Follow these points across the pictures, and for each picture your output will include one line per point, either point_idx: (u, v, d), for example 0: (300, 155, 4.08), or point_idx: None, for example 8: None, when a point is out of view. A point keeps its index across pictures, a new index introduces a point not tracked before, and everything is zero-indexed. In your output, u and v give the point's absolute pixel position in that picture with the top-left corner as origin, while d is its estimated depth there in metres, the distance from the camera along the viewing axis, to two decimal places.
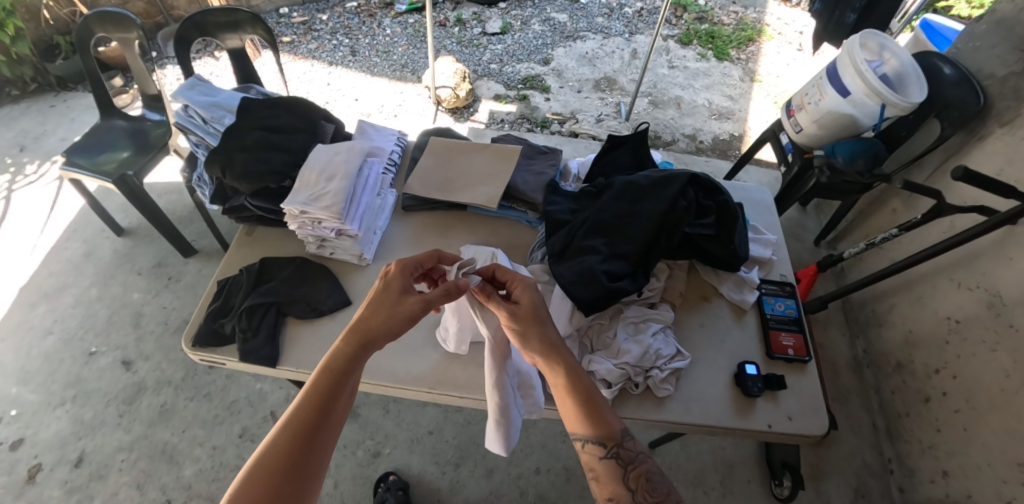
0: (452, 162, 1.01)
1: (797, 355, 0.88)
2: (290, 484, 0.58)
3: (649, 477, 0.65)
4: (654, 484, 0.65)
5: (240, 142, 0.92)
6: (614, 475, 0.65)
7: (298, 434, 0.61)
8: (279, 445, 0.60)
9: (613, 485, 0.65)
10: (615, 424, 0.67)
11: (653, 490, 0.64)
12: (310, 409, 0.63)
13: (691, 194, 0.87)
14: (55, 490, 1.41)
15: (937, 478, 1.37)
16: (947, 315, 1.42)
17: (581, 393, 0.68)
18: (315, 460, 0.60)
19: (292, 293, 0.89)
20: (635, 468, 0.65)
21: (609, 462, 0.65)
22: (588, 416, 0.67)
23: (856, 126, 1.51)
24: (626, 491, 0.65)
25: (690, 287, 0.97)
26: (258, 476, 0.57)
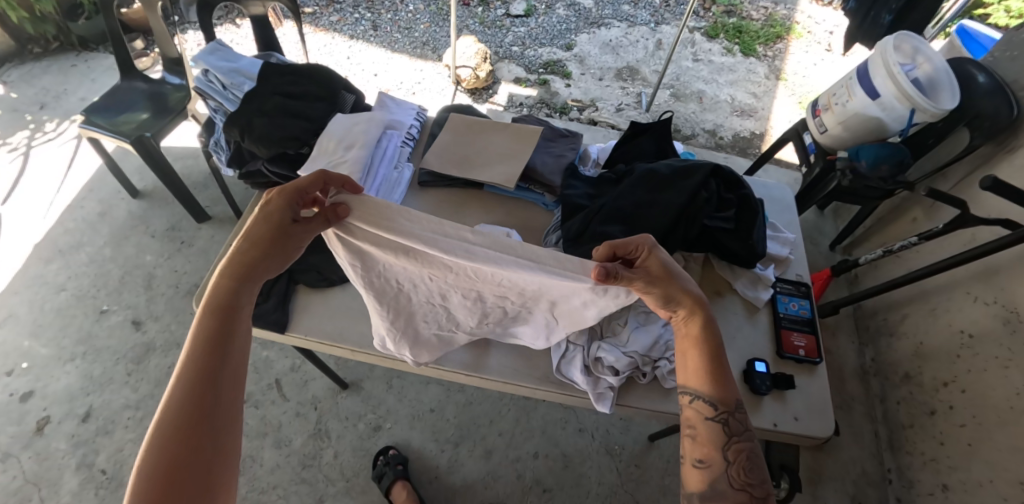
0: (471, 140, 1.00)
1: (808, 356, 0.87)
2: (201, 437, 0.57)
3: (750, 455, 0.62)
4: (753, 465, 0.62)
5: (261, 107, 0.91)
6: (715, 438, 0.64)
7: (195, 386, 0.59)
8: (176, 412, 0.57)
9: (710, 448, 0.63)
10: (732, 393, 0.65)
11: (750, 469, 0.62)
12: (202, 359, 0.61)
13: (712, 186, 0.87)
14: (62, 443, 1.44)
15: (935, 490, 1.35)
16: (961, 328, 1.40)
17: (710, 353, 0.67)
18: (220, 415, 0.59)
19: (303, 260, 0.88)
20: (738, 441, 0.63)
21: (715, 425, 0.64)
22: (709, 376, 0.66)
23: (883, 130, 1.48)
24: (721, 461, 0.63)
25: (705, 281, 0.95)
26: (161, 441, 0.55)
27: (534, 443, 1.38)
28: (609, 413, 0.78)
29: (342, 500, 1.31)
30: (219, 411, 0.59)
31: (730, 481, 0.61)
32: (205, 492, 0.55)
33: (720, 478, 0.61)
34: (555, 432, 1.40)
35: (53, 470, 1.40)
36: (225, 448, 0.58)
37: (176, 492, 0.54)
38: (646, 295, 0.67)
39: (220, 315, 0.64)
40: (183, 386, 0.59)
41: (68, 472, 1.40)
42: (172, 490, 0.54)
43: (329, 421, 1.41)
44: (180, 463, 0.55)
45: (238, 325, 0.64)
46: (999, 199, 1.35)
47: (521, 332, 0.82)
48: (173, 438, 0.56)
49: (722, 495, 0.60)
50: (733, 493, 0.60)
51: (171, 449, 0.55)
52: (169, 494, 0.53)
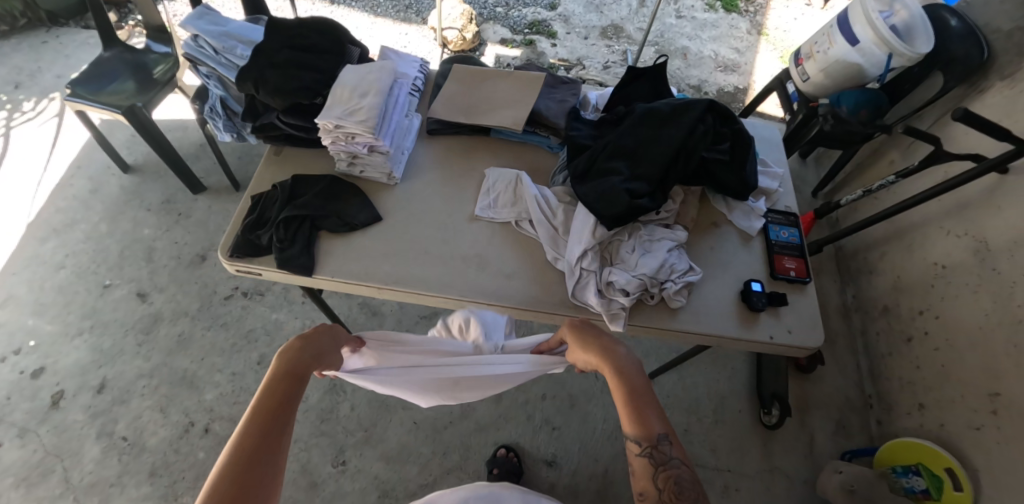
0: (475, 87, 1.04)
1: (798, 276, 0.96)
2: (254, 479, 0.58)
3: (677, 480, 0.64)
4: (682, 490, 0.63)
5: (273, 58, 0.92)
6: (645, 471, 0.65)
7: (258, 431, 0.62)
8: (244, 446, 0.60)
9: (643, 481, 0.65)
10: (655, 425, 0.67)
11: (680, 494, 0.63)
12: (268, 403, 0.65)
13: (709, 121, 0.93)
14: (79, 414, 1.47)
15: (913, 410, 1.47)
16: (935, 261, 1.49)
17: (630, 392, 0.70)
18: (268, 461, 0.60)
19: (324, 208, 0.90)
20: (665, 469, 0.64)
21: (642, 459, 0.65)
22: (630, 414, 0.68)
23: (862, 76, 1.54)
24: (654, 490, 0.64)
25: (702, 215, 1.03)
26: (230, 471, 0.58)
27: (542, 387, 1.48)
28: (622, 330, 0.85)
29: (362, 448, 1.41)
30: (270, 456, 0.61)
31: None
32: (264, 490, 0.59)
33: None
34: (561, 375, 1.50)
35: (74, 440, 1.44)
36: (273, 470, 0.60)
37: None
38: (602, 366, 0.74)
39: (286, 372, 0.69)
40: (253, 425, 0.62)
41: (89, 441, 1.44)
42: (241, 486, 0.57)
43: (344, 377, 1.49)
44: (244, 471, 0.58)
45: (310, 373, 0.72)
46: (969, 133, 1.44)
47: (498, 199, 0.95)
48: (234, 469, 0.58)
49: None
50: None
51: (234, 460, 0.59)
52: None
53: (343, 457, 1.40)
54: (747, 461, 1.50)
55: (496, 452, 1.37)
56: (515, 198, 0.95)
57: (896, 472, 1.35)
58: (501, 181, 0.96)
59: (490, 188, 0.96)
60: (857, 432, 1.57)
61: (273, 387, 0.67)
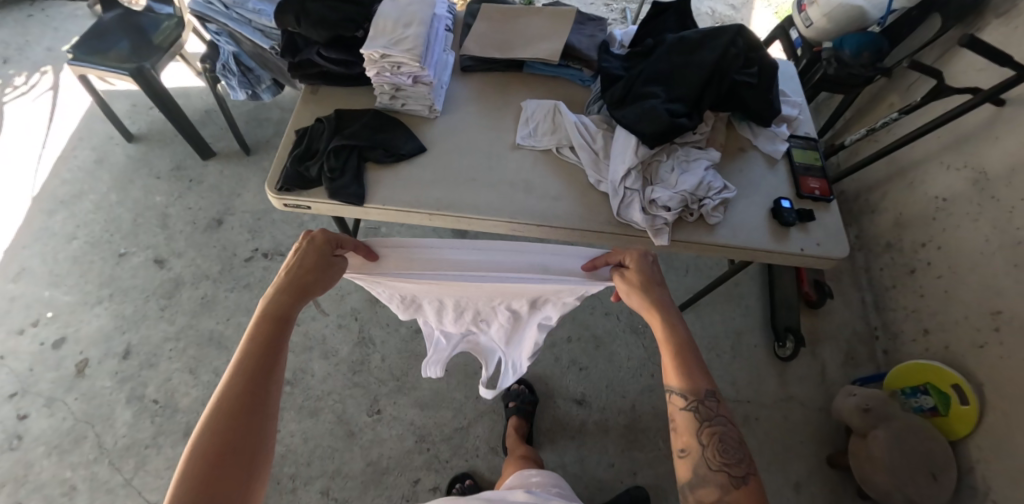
0: (507, 25, 1.10)
1: (822, 196, 1.02)
2: (227, 463, 0.57)
3: (722, 437, 0.65)
4: (727, 447, 0.65)
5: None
6: (690, 426, 0.67)
7: (229, 416, 0.59)
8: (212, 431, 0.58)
9: (687, 437, 0.66)
10: (702, 381, 0.68)
11: (726, 451, 0.64)
12: (244, 377, 0.62)
13: (740, 44, 0.97)
14: (107, 380, 1.46)
15: (918, 336, 1.56)
16: (936, 195, 1.56)
17: (676, 349, 0.71)
18: (249, 442, 0.59)
19: (370, 139, 0.93)
20: (710, 425, 0.66)
21: (688, 413, 0.67)
22: (679, 370, 0.69)
23: (864, 19, 1.59)
24: (697, 446, 0.66)
25: (729, 141, 1.08)
26: (202, 451, 0.56)
27: (566, 329, 1.56)
28: (667, 245, 0.91)
29: (395, 396, 1.45)
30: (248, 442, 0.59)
31: (708, 463, 0.64)
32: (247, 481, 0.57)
33: (699, 463, 0.64)
34: (584, 317, 1.58)
35: (104, 406, 1.43)
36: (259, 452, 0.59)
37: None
38: (634, 298, 0.75)
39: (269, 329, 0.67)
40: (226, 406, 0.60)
41: (119, 406, 1.43)
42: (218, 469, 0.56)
43: (372, 329, 1.52)
44: (222, 454, 0.57)
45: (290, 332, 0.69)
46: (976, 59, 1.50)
47: (536, 128, 1.00)
48: (212, 457, 0.56)
49: (703, 479, 0.63)
50: (713, 476, 0.63)
51: (210, 444, 0.57)
52: None
53: (377, 407, 1.43)
54: (764, 391, 1.58)
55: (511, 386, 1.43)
56: (558, 125, 1.00)
57: (906, 393, 1.46)
58: (540, 110, 1.01)
59: (530, 120, 1.01)
60: (865, 361, 1.66)
61: (250, 354, 0.64)
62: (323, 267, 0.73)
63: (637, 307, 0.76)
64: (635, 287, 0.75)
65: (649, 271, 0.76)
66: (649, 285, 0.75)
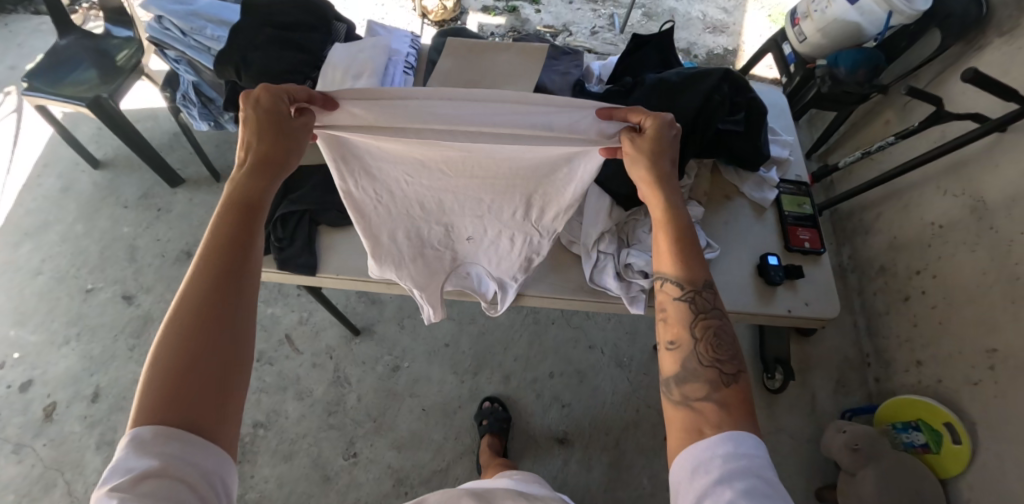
0: (474, 62, 1.02)
1: (813, 248, 0.96)
2: (212, 342, 0.52)
3: (718, 332, 0.62)
4: (721, 340, 0.62)
5: (253, 36, 0.89)
6: (683, 319, 0.63)
7: (209, 289, 0.54)
8: (189, 311, 0.53)
9: (679, 328, 0.63)
10: (699, 271, 0.65)
11: (719, 346, 0.61)
12: (220, 248, 0.57)
13: (725, 89, 0.89)
14: (75, 425, 1.41)
15: (910, 367, 1.51)
16: (931, 220, 1.50)
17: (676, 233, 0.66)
18: (231, 324, 0.54)
19: (322, 199, 0.86)
20: (705, 318, 0.63)
21: (681, 304, 0.64)
22: (677, 257, 0.65)
23: (860, 35, 1.51)
24: (689, 341, 0.62)
25: (714, 188, 1.01)
26: (181, 332, 0.52)
27: (549, 364, 1.52)
28: (643, 312, 0.87)
29: (372, 438, 1.41)
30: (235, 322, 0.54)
31: (699, 359, 0.61)
32: (226, 386, 0.52)
33: (690, 357, 0.61)
34: (567, 351, 1.54)
35: (73, 452, 1.39)
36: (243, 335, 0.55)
37: (192, 393, 0.50)
38: (639, 165, 0.67)
39: (244, 205, 0.61)
40: (205, 283, 0.54)
41: (89, 452, 1.39)
42: (198, 350, 0.51)
43: (348, 367, 1.48)
44: (203, 332, 0.52)
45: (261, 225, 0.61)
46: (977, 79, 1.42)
47: None
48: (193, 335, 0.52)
49: (692, 374, 0.60)
50: (704, 371, 0.60)
51: (191, 319, 0.52)
52: (182, 396, 0.49)
53: (353, 450, 1.39)
54: None
55: (481, 405, 1.43)
56: None
57: (896, 427, 1.42)
58: None
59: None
60: (856, 389, 1.62)
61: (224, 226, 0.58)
62: (286, 123, 0.63)
63: (635, 178, 0.69)
64: (645, 151, 0.66)
65: (664, 133, 0.66)
66: (655, 153, 0.67)
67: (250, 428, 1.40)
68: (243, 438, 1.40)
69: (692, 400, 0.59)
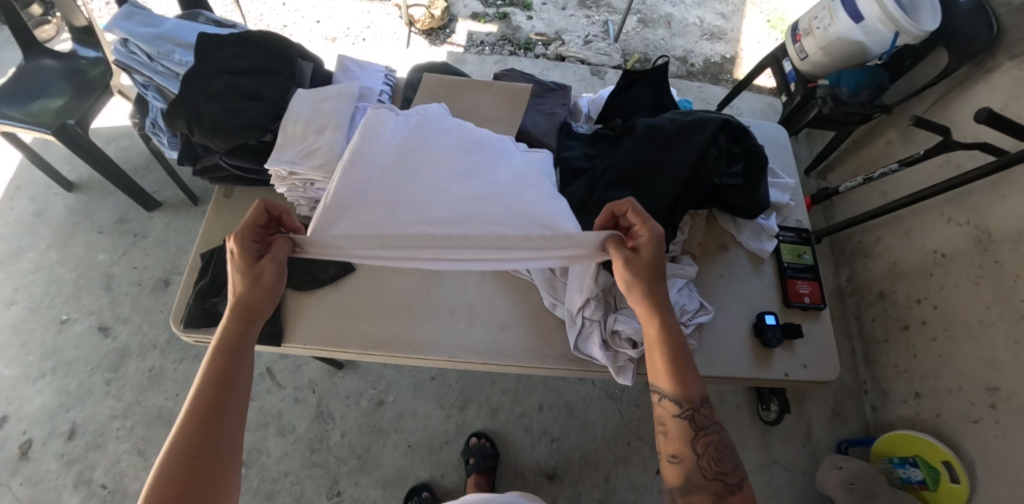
0: (451, 103, 0.95)
1: (813, 303, 0.91)
2: (202, 478, 0.58)
3: (717, 446, 0.65)
4: (721, 455, 0.65)
5: (207, 88, 0.81)
6: (684, 434, 0.66)
7: (197, 425, 0.60)
8: (180, 449, 0.59)
9: (680, 444, 0.66)
10: (698, 388, 0.67)
11: (721, 460, 0.65)
12: (211, 383, 0.63)
13: (722, 142, 0.83)
14: (52, 464, 1.37)
15: (908, 399, 1.47)
16: (934, 248, 1.45)
17: (672, 352, 0.68)
18: (219, 457, 0.60)
19: (287, 262, 0.82)
20: (704, 433, 0.66)
21: (682, 421, 0.66)
22: (673, 374, 0.67)
23: (864, 54, 1.44)
24: (691, 454, 0.65)
25: (709, 236, 0.95)
26: (169, 469, 0.57)
27: (538, 397, 1.48)
28: (631, 384, 0.81)
29: (356, 476, 1.37)
30: (220, 453, 0.60)
31: (702, 473, 0.64)
32: None
33: (693, 471, 0.64)
34: (556, 383, 1.50)
35: (49, 492, 1.34)
36: (229, 468, 0.60)
37: None
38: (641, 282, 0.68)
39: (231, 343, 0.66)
40: (195, 419, 0.60)
41: (66, 492, 1.34)
42: (184, 487, 0.57)
43: (331, 402, 1.44)
44: (192, 468, 0.58)
45: (248, 364, 0.66)
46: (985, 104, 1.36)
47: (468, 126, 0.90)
48: (183, 472, 0.58)
49: (698, 488, 0.63)
50: (708, 484, 0.63)
51: (181, 456, 0.58)
52: None
53: (337, 488, 1.36)
54: (746, 456, 1.51)
55: (467, 441, 1.39)
56: None
57: (893, 462, 1.39)
58: None
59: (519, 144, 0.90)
60: (852, 418, 1.59)
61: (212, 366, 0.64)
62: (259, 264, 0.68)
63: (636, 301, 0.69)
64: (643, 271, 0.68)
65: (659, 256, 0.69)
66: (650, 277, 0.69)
67: None
68: None
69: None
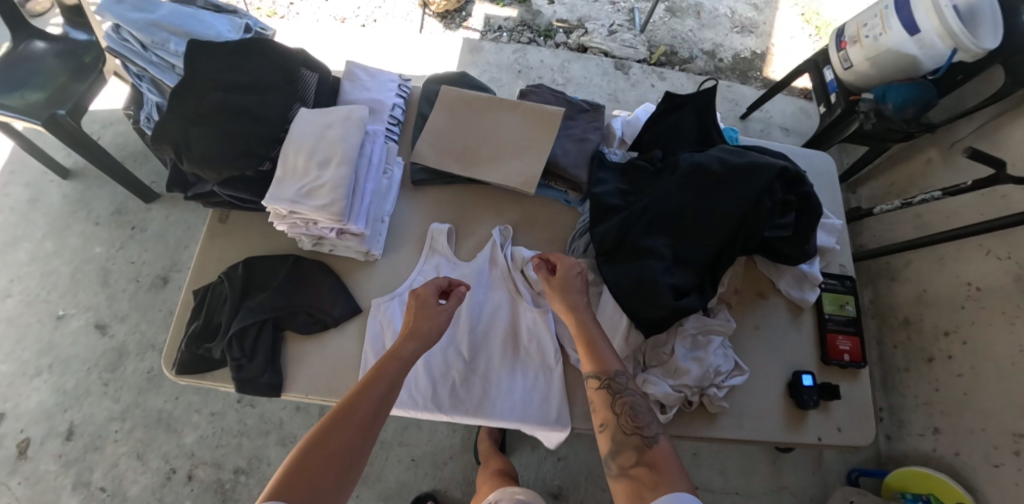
0: (470, 124, 0.86)
1: (853, 361, 0.84)
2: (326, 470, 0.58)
3: (634, 407, 0.66)
4: (639, 413, 0.65)
5: (196, 107, 0.71)
6: (605, 403, 0.67)
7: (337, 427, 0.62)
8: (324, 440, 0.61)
9: (603, 412, 0.66)
10: (611, 362, 0.69)
11: (637, 418, 0.65)
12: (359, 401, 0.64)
13: (778, 192, 0.74)
14: (51, 464, 1.35)
15: (926, 432, 1.43)
16: (968, 281, 1.38)
17: (586, 336, 0.71)
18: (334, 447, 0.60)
19: (288, 302, 0.74)
20: (621, 398, 0.66)
21: (601, 392, 0.67)
22: (589, 351, 0.70)
23: (915, 69, 1.33)
24: (613, 420, 0.66)
25: (746, 283, 0.88)
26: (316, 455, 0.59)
27: None
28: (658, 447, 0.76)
29: (358, 488, 1.35)
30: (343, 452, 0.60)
31: (623, 432, 0.64)
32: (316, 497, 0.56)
33: (616, 432, 0.65)
34: None
35: (48, 493, 1.32)
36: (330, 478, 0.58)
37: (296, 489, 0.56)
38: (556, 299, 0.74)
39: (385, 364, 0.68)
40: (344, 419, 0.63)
41: (65, 493, 1.32)
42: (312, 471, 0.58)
43: None
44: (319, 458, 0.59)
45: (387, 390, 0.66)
46: None
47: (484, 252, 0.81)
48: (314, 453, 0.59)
49: (621, 448, 0.63)
50: (629, 440, 0.63)
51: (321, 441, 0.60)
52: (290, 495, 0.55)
53: None
54: (754, 480, 1.49)
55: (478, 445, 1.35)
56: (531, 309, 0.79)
57: (906, 497, 1.35)
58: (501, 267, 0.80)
59: (497, 250, 0.81)
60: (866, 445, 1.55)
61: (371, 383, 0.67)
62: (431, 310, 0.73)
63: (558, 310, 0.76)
64: (555, 285, 0.75)
65: (570, 273, 0.75)
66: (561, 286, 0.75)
67: (231, 475, 1.34)
68: (225, 484, 1.34)
69: (629, 470, 0.61)
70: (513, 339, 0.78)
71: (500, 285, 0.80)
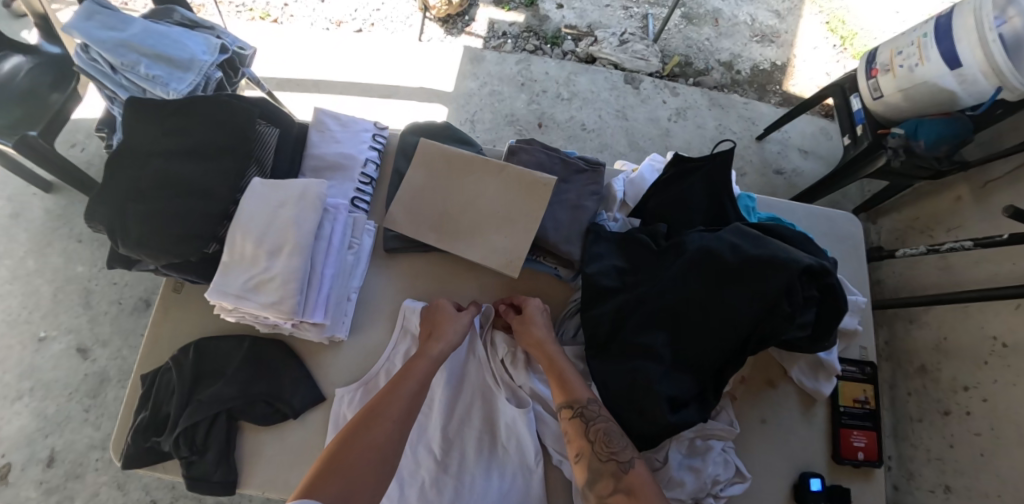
0: (452, 192, 0.80)
1: (867, 460, 0.77)
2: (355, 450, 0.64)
3: (607, 431, 0.66)
4: (613, 439, 0.65)
5: (133, 185, 0.71)
6: (580, 432, 0.66)
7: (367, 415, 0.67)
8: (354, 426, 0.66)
9: (578, 441, 0.66)
10: (582, 389, 0.69)
11: (612, 444, 0.65)
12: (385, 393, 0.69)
13: (798, 293, 0.65)
14: (31, 491, 1.32)
15: (937, 489, 1.33)
16: (994, 335, 1.28)
17: (552, 367, 0.72)
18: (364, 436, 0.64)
19: (244, 393, 0.74)
20: (595, 424, 0.66)
21: (574, 422, 0.67)
22: (558, 382, 0.70)
23: (954, 104, 1.20)
24: (589, 449, 0.65)
25: (755, 370, 0.81)
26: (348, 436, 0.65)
27: None
28: None
29: None
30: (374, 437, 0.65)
31: (599, 458, 0.64)
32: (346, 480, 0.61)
33: (593, 461, 0.64)
34: None
35: None
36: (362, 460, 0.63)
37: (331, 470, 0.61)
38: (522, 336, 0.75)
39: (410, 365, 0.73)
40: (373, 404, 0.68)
41: None
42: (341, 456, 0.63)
43: None
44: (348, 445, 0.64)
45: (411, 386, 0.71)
46: None
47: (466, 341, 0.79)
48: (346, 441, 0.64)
49: (599, 475, 0.63)
50: (606, 467, 0.63)
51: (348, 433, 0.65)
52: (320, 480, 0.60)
53: None
54: None
55: None
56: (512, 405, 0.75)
57: None
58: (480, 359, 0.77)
59: (477, 339, 0.78)
60: None
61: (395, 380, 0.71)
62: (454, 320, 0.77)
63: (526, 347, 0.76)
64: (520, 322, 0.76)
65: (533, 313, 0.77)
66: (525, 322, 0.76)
67: None
68: None
69: (607, 498, 0.62)
70: (490, 436, 0.74)
71: (479, 375, 0.77)
